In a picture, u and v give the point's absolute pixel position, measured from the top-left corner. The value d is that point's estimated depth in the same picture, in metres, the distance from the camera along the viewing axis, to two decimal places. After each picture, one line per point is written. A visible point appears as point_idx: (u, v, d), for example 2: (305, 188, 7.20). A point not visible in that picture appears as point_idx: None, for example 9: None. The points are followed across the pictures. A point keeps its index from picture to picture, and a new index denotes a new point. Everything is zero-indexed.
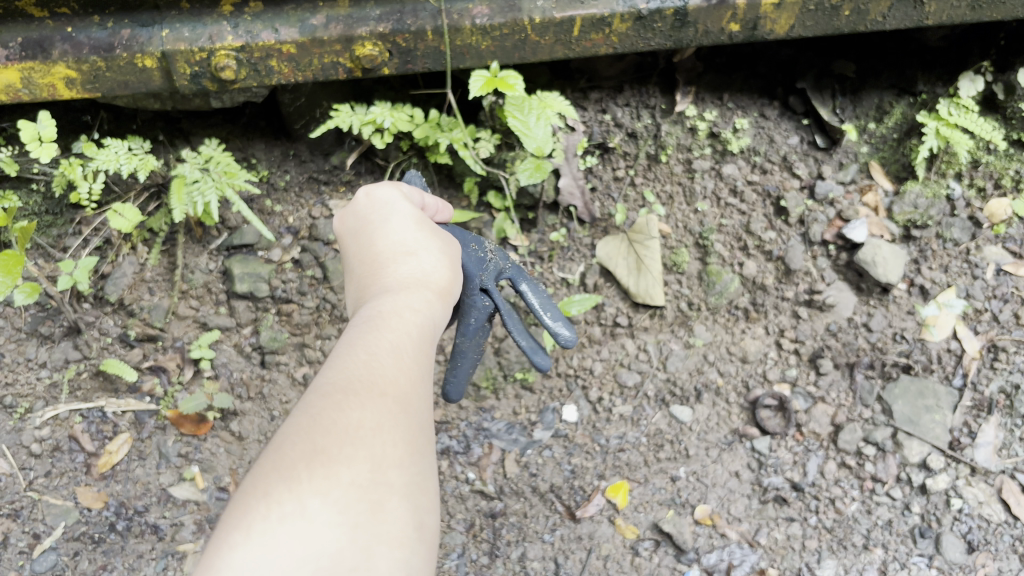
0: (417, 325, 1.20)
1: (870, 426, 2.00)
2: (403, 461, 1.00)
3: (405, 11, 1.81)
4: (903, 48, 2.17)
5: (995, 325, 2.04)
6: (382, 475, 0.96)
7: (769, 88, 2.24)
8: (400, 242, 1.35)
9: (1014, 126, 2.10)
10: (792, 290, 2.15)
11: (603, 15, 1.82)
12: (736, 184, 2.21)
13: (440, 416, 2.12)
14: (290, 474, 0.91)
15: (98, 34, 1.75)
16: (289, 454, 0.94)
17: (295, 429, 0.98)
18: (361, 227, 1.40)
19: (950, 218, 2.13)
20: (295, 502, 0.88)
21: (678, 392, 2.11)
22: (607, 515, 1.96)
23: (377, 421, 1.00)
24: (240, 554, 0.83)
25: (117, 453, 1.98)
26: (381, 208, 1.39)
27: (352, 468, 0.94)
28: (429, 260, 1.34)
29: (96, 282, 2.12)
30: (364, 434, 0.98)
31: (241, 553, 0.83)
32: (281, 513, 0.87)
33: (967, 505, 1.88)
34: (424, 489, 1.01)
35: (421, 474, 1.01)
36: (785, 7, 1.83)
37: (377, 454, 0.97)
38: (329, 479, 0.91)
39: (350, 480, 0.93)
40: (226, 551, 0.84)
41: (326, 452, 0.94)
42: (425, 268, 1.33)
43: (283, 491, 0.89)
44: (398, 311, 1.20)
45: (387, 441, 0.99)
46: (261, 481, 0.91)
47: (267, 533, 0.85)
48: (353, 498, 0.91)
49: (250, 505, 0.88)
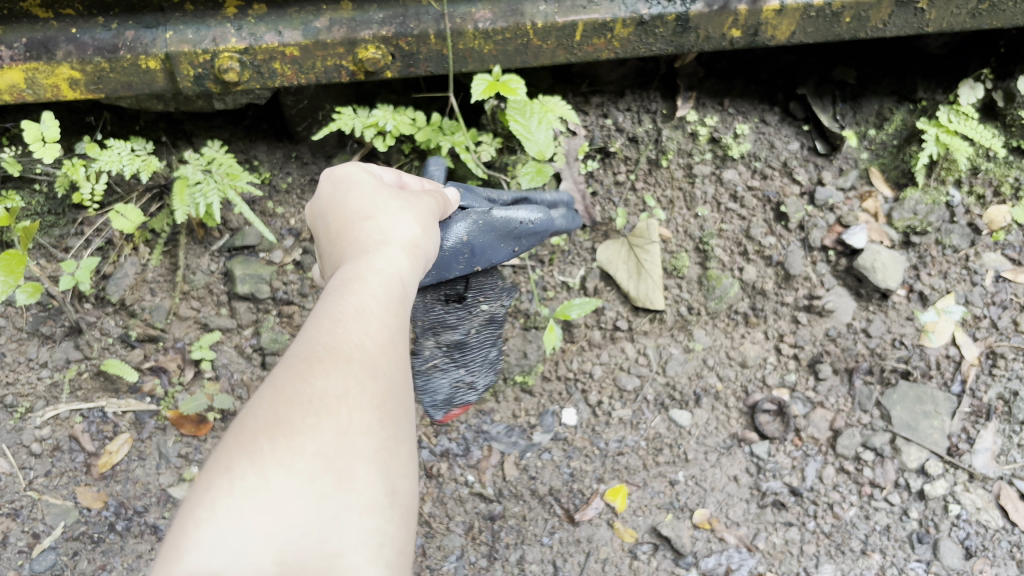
0: (392, 287, 1.15)
1: (869, 431, 2.00)
2: (371, 429, 0.96)
3: (408, 15, 1.82)
4: (903, 56, 2.18)
5: (994, 331, 2.05)
6: (349, 442, 0.93)
7: (769, 94, 2.26)
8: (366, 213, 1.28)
9: (1013, 133, 2.11)
10: (792, 295, 2.15)
11: (605, 20, 1.83)
12: (737, 190, 2.22)
13: (440, 419, 2.12)
14: (251, 447, 0.88)
15: (103, 35, 1.76)
16: (252, 427, 0.91)
17: (258, 402, 0.95)
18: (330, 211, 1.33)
19: (950, 225, 2.14)
20: (259, 476, 0.85)
21: (677, 396, 2.11)
22: (606, 518, 1.97)
23: (342, 390, 0.97)
24: (207, 530, 0.80)
25: (117, 453, 1.99)
26: (347, 190, 1.33)
27: (317, 438, 0.91)
28: (400, 222, 1.28)
29: (97, 281, 2.13)
30: (330, 401, 0.95)
31: (204, 531, 0.80)
32: (245, 487, 0.84)
33: (965, 511, 1.88)
34: (395, 457, 0.97)
35: (392, 439, 0.98)
36: (786, 14, 1.84)
37: (343, 421, 0.94)
38: (292, 452, 0.88)
39: (315, 451, 0.90)
40: (190, 528, 0.81)
41: (289, 423, 0.91)
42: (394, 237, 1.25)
43: (244, 464, 0.86)
44: (369, 273, 1.15)
45: (353, 409, 0.96)
46: (224, 457, 0.88)
47: (229, 509, 0.82)
48: (319, 467, 0.89)
49: (211, 481, 0.85)
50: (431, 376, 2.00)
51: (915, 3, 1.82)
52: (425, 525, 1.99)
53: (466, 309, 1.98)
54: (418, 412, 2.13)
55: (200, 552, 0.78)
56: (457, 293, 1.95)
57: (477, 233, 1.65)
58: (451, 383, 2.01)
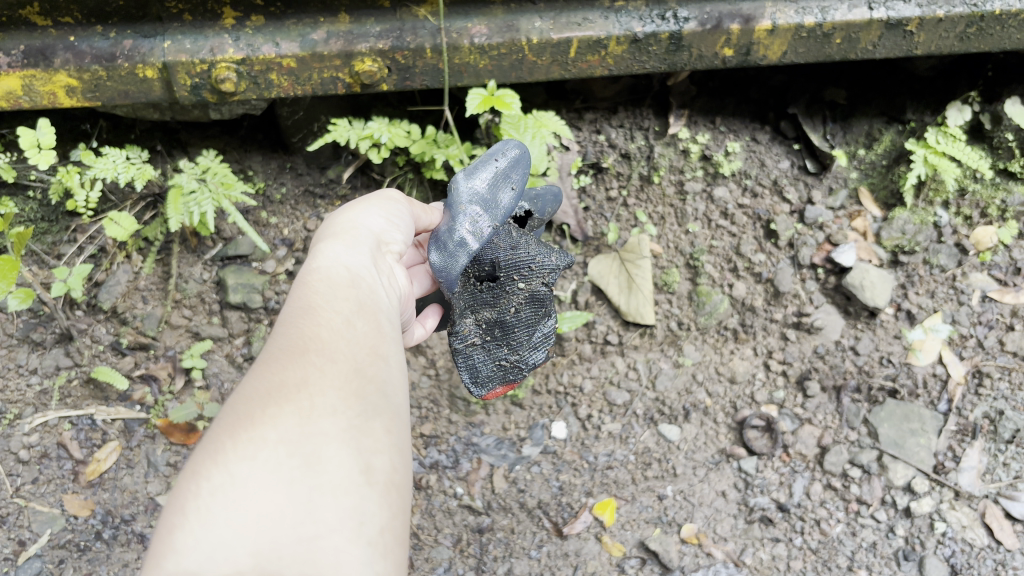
0: (343, 279, 1.23)
1: (856, 448, 2.01)
2: (336, 409, 0.97)
3: (405, 29, 1.83)
4: (892, 78, 2.21)
5: (980, 350, 2.07)
6: (313, 425, 0.93)
7: (760, 113, 2.29)
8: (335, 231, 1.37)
9: (1000, 155, 2.14)
10: (781, 312, 2.17)
11: (600, 37, 1.85)
12: (727, 207, 2.24)
13: (429, 430, 2.12)
14: (214, 448, 0.89)
15: (101, 44, 1.77)
16: (216, 430, 0.93)
17: (222, 410, 0.97)
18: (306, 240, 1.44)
19: (937, 245, 2.17)
20: (223, 472, 0.86)
21: (666, 411, 2.13)
22: (594, 532, 1.96)
23: (302, 378, 0.99)
24: (180, 535, 0.81)
25: (105, 460, 1.98)
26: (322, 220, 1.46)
27: (278, 426, 0.92)
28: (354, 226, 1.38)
29: (90, 289, 2.12)
30: (289, 390, 0.97)
31: (178, 537, 0.81)
32: (211, 487, 0.85)
33: (951, 529, 1.88)
34: (368, 434, 0.97)
35: (361, 416, 0.99)
36: (779, 34, 1.87)
37: (305, 404, 0.95)
38: (254, 444, 0.89)
39: (278, 438, 0.90)
40: (167, 537, 0.82)
41: (249, 418, 0.92)
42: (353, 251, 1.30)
43: (209, 466, 0.87)
44: (323, 272, 1.22)
45: (315, 394, 0.97)
46: (192, 466, 0.89)
47: (200, 510, 0.83)
48: (284, 454, 0.89)
49: (182, 489, 0.86)
50: (471, 354, 1.80)
51: (905, 26, 1.86)
52: (414, 537, 1.98)
53: (500, 287, 1.74)
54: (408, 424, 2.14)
55: (178, 557, 0.79)
56: (485, 272, 1.73)
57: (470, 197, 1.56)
58: (493, 363, 1.83)
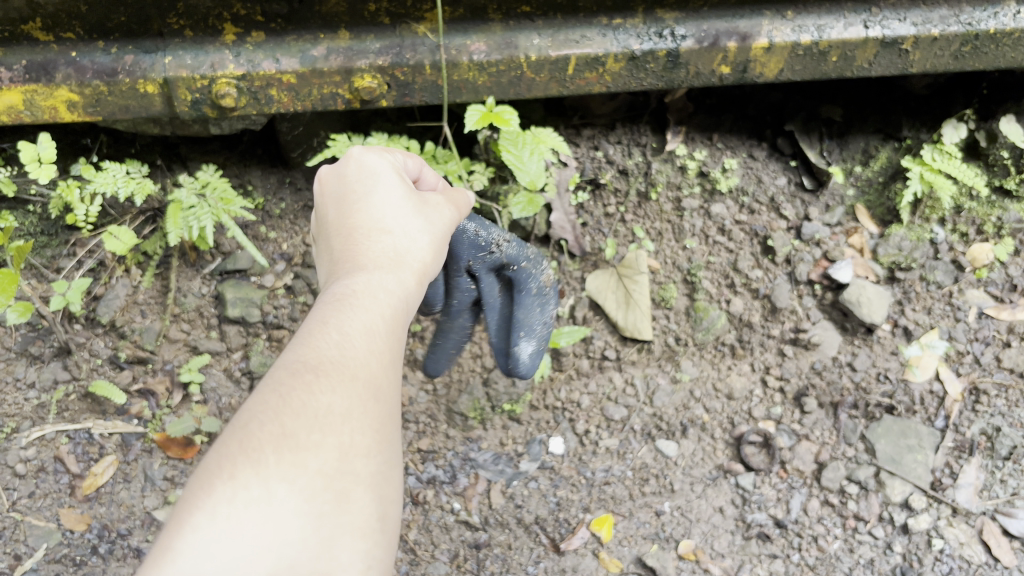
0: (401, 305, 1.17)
1: (853, 465, 2.01)
2: (370, 449, 1.01)
3: (404, 45, 1.85)
4: (888, 96, 2.24)
5: (976, 367, 2.08)
6: (349, 464, 0.98)
7: (757, 130, 2.31)
8: (383, 215, 1.27)
9: (995, 173, 2.16)
10: (778, 327, 2.17)
11: (598, 54, 1.86)
12: (725, 223, 2.25)
13: (427, 445, 2.12)
14: (256, 456, 0.92)
15: (102, 60, 1.78)
16: (257, 434, 0.94)
17: (263, 405, 0.97)
18: (343, 191, 1.32)
19: (933, 261, 2.18)
20: (261, 488, 0.90)
21: (663, 426, 2.12)
22: (591, 548, 1.96)
23: (346, 407, 1.00)
24: (202, 537, 0.85)
25: (102, 475, 1.97)
26: (368, 176, 1.31)
27: (319, 455, 0.95)
28: (414, 236, 1.27)
29: (88, 302, 2.13)
30: (334, 417, 0.99)
31: (200, 537, 0.85)
32: (246, 498, 0.89)
33: (948, 546, 1.88)
34: (391, 480, 1.03)
35: (388, 462, 1.03)
36: (775, 52, 1.88)
37: (346, 439, 0.99)
38: (294, 468, 0.93)
39: (317, 469, 0.94)
40: (187, 531, 0.85)
41: (293, 437, 0.95)
42: (407, 246, 1.25)
43: (247, 474, 0.90)
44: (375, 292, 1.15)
45: (356, 428, 1.00)
46: (226, 460, 0.91)
47: (228, 518, 0.87)
48: (320, 486, 0.94)
49: (213, 484, 0.89)
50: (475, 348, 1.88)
51: (900, 45, 1.87)
52: (410, 553, 1.97)
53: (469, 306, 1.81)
54: (406, 439, 2.13)
55: (196, 559, 0.83)
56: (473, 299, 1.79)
57: (547, 303, 1.81)
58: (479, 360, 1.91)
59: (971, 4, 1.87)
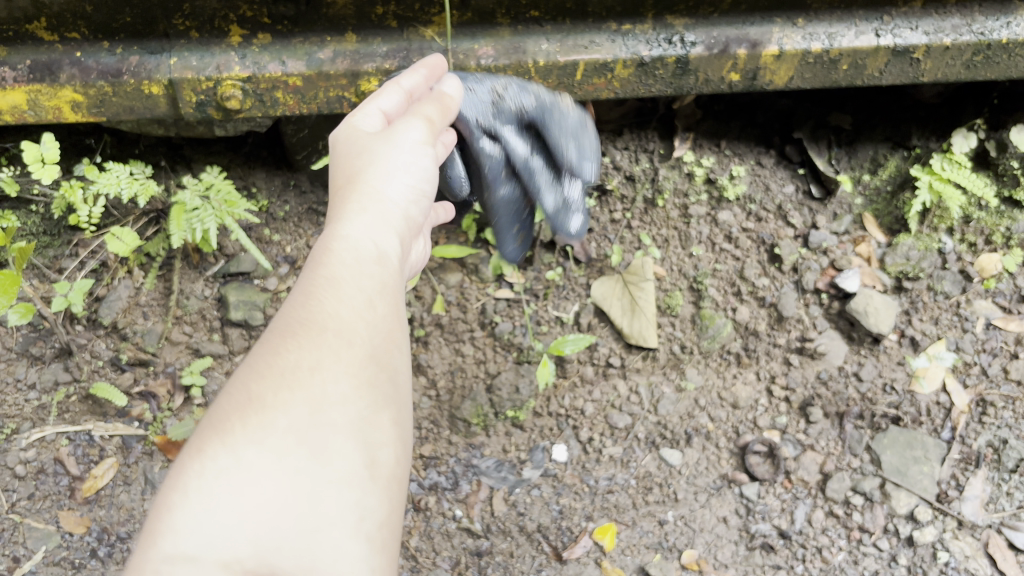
0: (375, 251, 1.13)
1: (858, 476, 2.00)
2: (347, 397, 0.96)
3: (411, 49, 1.83)
4: (897, 103, 2.23)
5: (984, 378, 2.06)
6: (323, 414, 0.93)
7: (765, 137, 2.31)
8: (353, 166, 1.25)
9: (1005, 183, 2.14)
10: (784, 336, 2.16)
11: (606, 60, 1.85)
12: (731, 231, 2.24)
13: (429, 451, 2.11)
14: (222, 427, 0.90)
15: (107, 60, 1.77)
16: (224, 408, 0.93)
17: (235, 380, 0.96)
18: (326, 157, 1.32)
19: (942, 271, 2.16)
20: (230, 456, 0.87)
21: (668, 435, 2.10)
22: (593, 557, 1.95)
23: (316, 360, 0.97)
24: (179, 516, 0.83)
25: (101, 477, 1.96)
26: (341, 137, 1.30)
27: (288, 411, 0.92)
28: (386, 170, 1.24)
29: (90, 303, 2.12)
30: (302, 372, 0.95)
31: (177, 516, 0.83)
32: (216, 469, 0.86)
33: (953, 559, 1.87)
34: (378, 425, 0.98)
35: (372, 407, 0.98)
36: (785, 60, 1.87)
37: (317, 392, 0.95)
38: (262, 428, 0.90)
39: (287, 427, 0.91)
40: (165, 513, 0.84)
41: (260, 400, 0.92)
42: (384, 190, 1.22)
43: (216, 445, 0.88)
44: (345, 239, 1.11)
45: (328, 378, 0.96)
46: (199, 438, 0.90)
47: (200, 491, 0.85)
48: (292, 442, 0.90)
49: (184, 463, 0.88)
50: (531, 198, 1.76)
51: (912, 53, 1.86)
52: (411, 559, 1.98)
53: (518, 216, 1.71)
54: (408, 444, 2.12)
55: (176, 537, 0.82)
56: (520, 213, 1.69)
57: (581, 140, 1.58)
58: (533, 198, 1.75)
59: (983, 14, 1.85)
